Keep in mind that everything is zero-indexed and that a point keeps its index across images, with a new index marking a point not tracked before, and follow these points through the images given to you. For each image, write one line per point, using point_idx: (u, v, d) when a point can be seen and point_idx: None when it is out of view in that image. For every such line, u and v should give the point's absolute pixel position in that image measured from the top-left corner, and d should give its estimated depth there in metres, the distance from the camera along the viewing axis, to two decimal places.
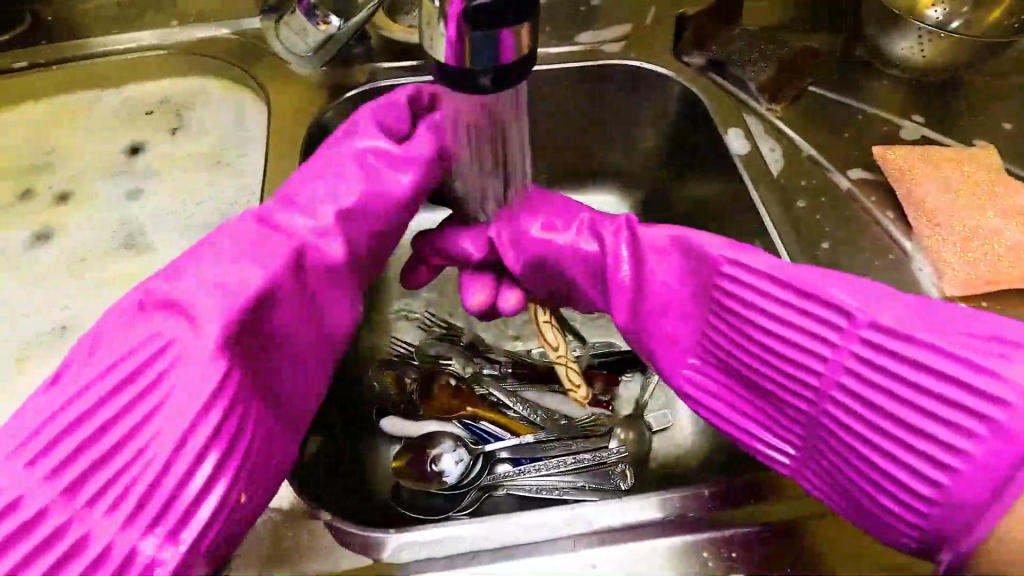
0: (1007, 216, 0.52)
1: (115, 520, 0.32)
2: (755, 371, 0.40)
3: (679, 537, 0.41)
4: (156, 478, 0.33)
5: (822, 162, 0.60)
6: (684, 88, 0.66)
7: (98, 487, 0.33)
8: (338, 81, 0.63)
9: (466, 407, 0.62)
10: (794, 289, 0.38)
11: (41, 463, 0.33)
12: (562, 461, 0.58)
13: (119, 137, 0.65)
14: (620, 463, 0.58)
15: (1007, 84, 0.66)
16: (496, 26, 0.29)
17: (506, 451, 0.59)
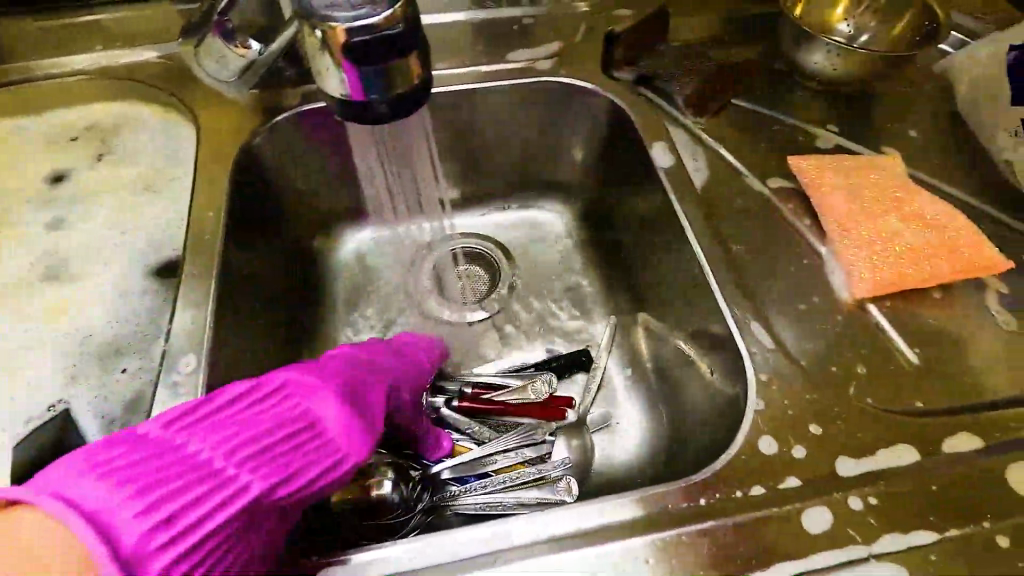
0: (910, 219, 0.56)
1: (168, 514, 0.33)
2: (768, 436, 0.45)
3: (637, 540, 0.41)
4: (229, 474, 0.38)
5: (744, 172, 0.63)
6: (614, 102, 0.68)
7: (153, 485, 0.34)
8: (269, 103, 0.63)
9: None
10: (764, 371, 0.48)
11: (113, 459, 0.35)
12: (504, 477, 0.58)
13: (42, 165, 0.63)
14: (563, 477, 0.58)
15: (914, 93, 0.70)
16: (380, 60, 0.30)
17: (450, 472, 0.59)
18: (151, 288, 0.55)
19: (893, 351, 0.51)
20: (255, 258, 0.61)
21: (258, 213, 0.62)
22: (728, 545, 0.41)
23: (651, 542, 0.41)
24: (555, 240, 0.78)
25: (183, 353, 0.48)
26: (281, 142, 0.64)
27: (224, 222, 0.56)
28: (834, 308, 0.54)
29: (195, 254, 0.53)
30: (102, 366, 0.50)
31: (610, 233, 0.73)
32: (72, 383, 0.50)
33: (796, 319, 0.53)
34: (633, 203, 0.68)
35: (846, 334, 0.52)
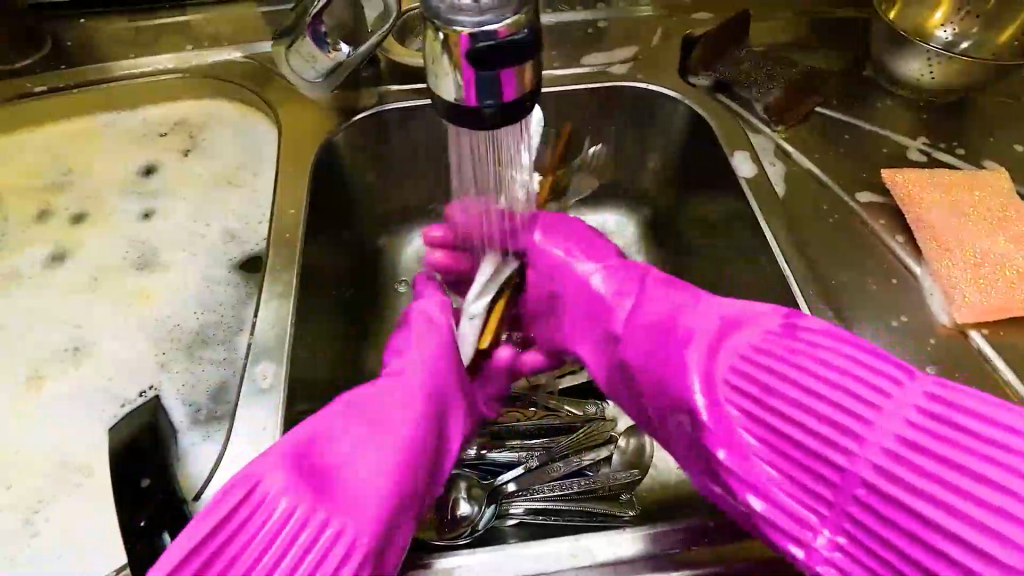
0: (1019, 240, 0.52)
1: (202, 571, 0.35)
2: (803, 426, 0.39)
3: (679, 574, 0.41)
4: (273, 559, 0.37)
5: (831, 185, 0.60)
6: (691, 108, 0.66)
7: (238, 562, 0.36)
8: (349, 103, 0.64)
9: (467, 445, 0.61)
10: (851, 380, 0.39)
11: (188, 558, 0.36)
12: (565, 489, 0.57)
13: (135, 158, 0.66)
14: (625, 493, 0.58)
15: (1017, 105, 0.65)
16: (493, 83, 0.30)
17: (513, 483, 0.58)
18: (233, 281, 0.56)
19: (998, 382, 0.47)
20: (329, 255, 0.61)
21: (330, 209, 0.63)
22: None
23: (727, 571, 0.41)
24: (619, 248, 0.76)
25: (261, 361, 0.48)
26: (357, 142, 0.65)
27: (304, 220, 0.57)
28: (930, 332, 0.50)
29: (276, 248, 0.54)
30: (187, 355, 0.52)
31: (679, 243, 0.71)
32: (162, 370, 0.51)
33: (891, 344, 0.50)
34: (707, 215, 0.66)
35: (946, 361, 0.49)
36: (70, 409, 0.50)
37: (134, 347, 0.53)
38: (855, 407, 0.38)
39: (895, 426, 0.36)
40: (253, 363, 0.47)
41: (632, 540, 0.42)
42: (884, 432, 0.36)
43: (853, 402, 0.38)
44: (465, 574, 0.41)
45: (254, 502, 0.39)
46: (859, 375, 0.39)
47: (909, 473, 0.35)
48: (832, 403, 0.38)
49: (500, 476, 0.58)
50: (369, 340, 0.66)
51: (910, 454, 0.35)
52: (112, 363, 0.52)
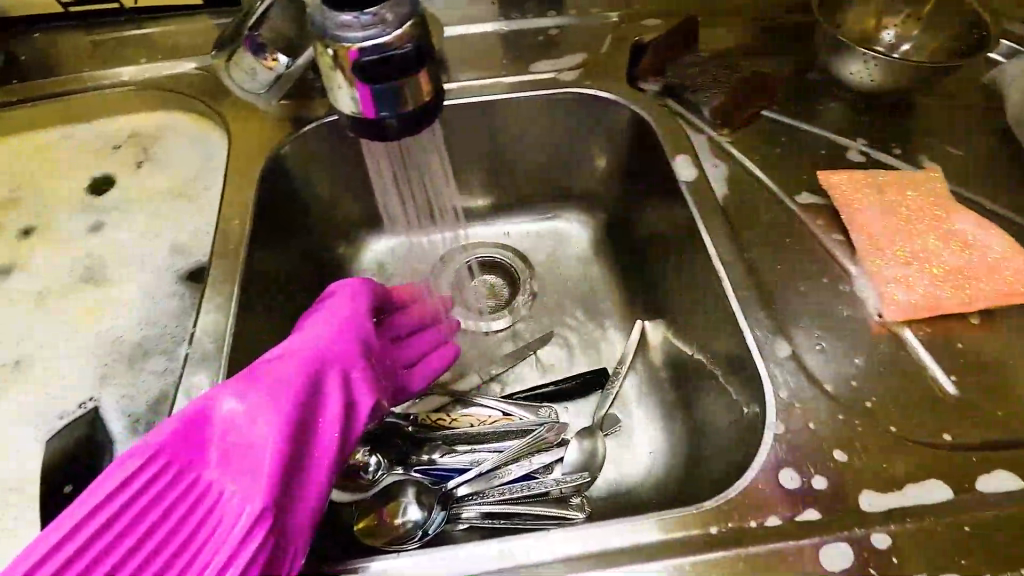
0: (949, 239, 0.53)
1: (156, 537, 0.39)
2: None
3: (668, 562, 0.39)
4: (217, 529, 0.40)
5: (772, 187, 0.61)
6: (638, 113, 0.67)
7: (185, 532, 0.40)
8: (297, 113, 0.65)
9: (421, 452, 0.61)
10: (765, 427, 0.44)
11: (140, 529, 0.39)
12: (515, 492, 0.58)
13: (87, 171, 0.66)
14: (575, 496, 0.59)
15: (957, 105, 0.67)
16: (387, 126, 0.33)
17: (464, 487, 0.58)
18: (179, 291, 0.57)
19: (926, 378, 0.48)
20: (279, 263, 0.62)
21: (281, 218, 0.64)
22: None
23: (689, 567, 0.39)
24: (576, 253, 0.77)
25: (197, 374, 0.48)
26: (307, 152, 0.65)
27: (250, 230, 0.57)
28: (863, 330, 0.51)
29: (219, 259, 0.54)
30: (130, 366, 0.52)
31: (632, 245, 0.72)
32: (104, 381, 0.52)
33: (824, 343, 0.51)
34: (656, 218, 0.67)
35: (877, 359, 0.49)
36: (9, 420, 0.50)
37: (78, 359, 0.53)
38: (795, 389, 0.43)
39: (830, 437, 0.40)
40: (191, 374, 0.48)
41: (652, 528, 0.40)
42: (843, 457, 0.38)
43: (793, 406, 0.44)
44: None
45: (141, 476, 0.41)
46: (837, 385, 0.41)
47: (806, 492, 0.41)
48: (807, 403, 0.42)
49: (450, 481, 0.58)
50: None
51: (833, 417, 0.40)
52: (56, 375, 0.52)
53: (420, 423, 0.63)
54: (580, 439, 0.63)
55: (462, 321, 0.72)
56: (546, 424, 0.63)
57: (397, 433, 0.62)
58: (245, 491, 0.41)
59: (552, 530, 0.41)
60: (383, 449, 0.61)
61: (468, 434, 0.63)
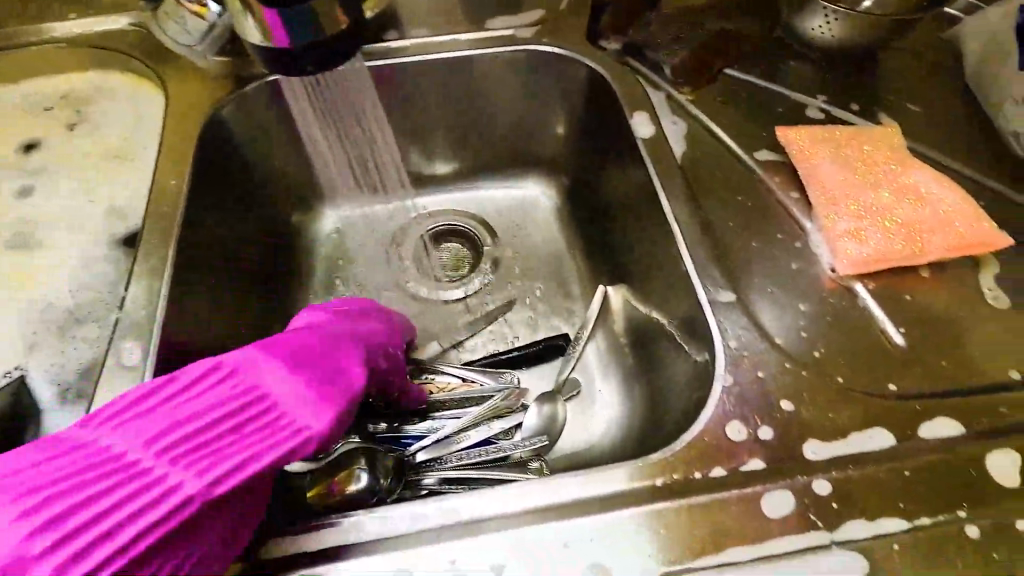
0: (903, 193, 0.52)
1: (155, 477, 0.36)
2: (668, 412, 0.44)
3: (637, 513, 0.39)
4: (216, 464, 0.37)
5: (731, 145, 0.60)
6: (598, 71, 0.65)
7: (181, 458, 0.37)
8: (239, 71, 0.61)
9: (376, 419, 0.60)
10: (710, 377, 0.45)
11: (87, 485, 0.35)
12: (472, 456, 0.58)
13: (15, 133, 0.62)
14: (534, 459, 0.59)
15: (918, 63, 0.66)
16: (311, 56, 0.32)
17: (422, 453, 0.57)
18: (114, 257, 0.54)
19: (877, 332, 0.48)
20: (224, 229, 0.59)
21: (225, 182, 0.61)
22: (683, 530, 0.38)
23: (651, 514, 0.39)
24: (539, 220, 0.76)
25: (127, 341, 0.46)
26: (251, 112, 0.62)
27: (188, 192, 0.54)
28: (817, 286, 0.51)
29: (154, 222, 0.51)
30: (59, 335, 0.50)
31: (595, 210, 0.71)
32: (31, 351, 0.49)
33: (777, 299, 0.50)
34: (616, 180, 0.66)
35: (829, 315, 0.49)
36: None
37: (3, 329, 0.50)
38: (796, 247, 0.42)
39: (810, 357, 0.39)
40: (120, 341, 0.46)
41: (623, 478, 0.40)
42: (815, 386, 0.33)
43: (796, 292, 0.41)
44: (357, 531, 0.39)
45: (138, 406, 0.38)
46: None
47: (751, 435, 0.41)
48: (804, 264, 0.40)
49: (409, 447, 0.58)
50: (274, 317, 0.64)
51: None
52: None
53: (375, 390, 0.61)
54: (540, 404, 0.62)
55: (422, 289, 0.71)
56: (506, 388, 0.62)
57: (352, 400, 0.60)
58: (240, 438, 0.38)
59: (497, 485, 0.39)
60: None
61: (426, 399, 0.62)
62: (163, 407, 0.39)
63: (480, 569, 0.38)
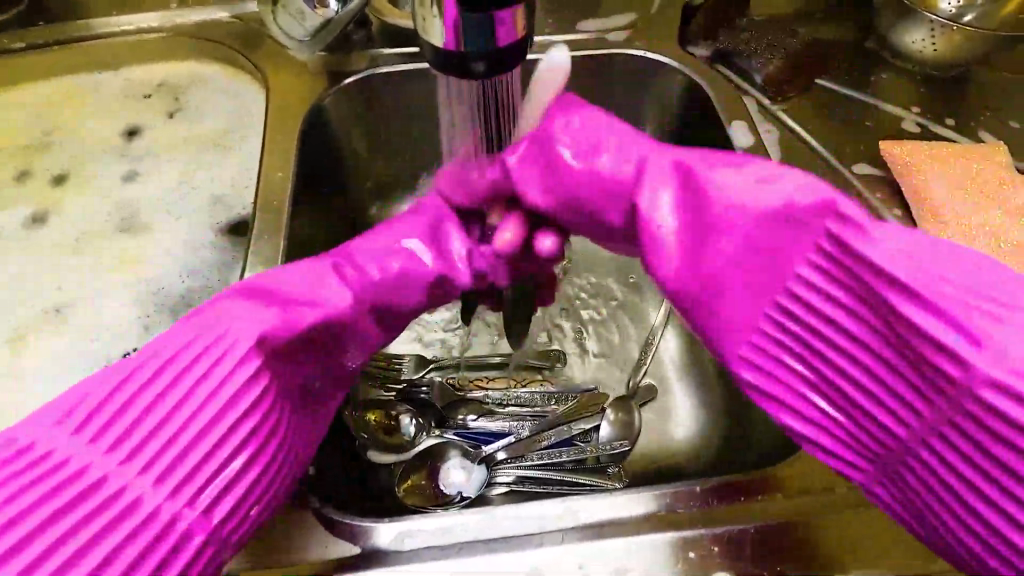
0: (1013, 215, 0.52)
1: (109, 453, 0.33)
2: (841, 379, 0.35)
3: (694, 530, 0.40)
4: (165, 441, 0.34)
5: (828, 157, 0.59)
6: (690, 77, 0.64)
7: (116, 436, 0.33)
8: (337, 66, 0.62)
9: (456, 415, 0.60)
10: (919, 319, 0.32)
11: (103, 438, 0.33)
12: (552, 457, 0.57)
13: (118, 119, 0.64)
14: (611, 465, 0.58)
15: (1017, 82, 0.65)
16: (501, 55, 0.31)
17: (502, 452, 0.57)
18: (220, 245, 0.55)
19: None
20: (319, 221, 0.60)
21: (320, 174, 0.62)
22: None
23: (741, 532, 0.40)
24: None
25: None
26: (346, 107, 0.63)
27: (292, 184, 0.55)
28: None
29: (263, 213, 0.53)
30: (172, 318, 0.51)
31: None
32: (145, 333, 0.51)
33: None
34: None
35: None
36: (51, 369, 0.49)
37: (117, 311, 0.52)
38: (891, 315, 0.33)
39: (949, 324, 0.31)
40: None
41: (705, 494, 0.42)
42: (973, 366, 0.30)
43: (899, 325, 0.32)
44: (463, 532, 0.41)
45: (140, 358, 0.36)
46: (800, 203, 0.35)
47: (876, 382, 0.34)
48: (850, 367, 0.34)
49: (488, 446, 0.58)
50: None
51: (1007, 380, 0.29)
52: (96, 326, 0.51)
53: (459, 385, 0.63)
54: (616, 411, 0.62)
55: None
56: (585, 393, 0.62)
57: (433, 396, 0.61)
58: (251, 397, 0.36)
59: (617, 494, 0.42)
60: (421, 411, 0.60)
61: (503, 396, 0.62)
62: (142, 381, 0.35)
63: (604, 572, 0.39)
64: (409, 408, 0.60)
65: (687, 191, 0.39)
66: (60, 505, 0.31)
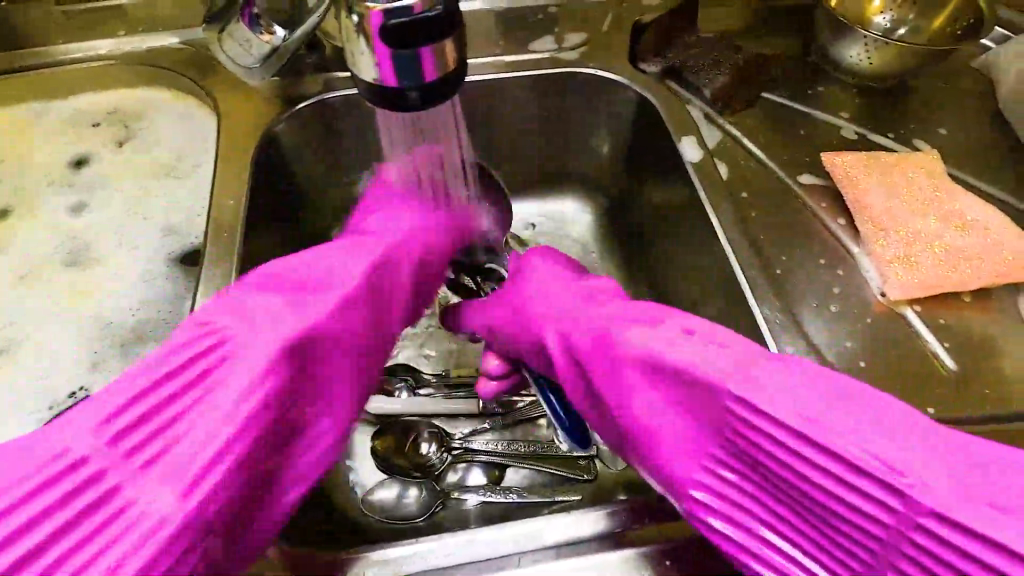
0: (948, 219, 0.55)
1: (150, 483, 0.34)
2: (824, 532, 0.35)
3: (653, 544, 0.42)
4: (200, 450, 0.35)
5: (775, 169, 0.62)
6: (641, 93, 0.66)
7: (140, 442, 0.36)
8: (292, 90, 0.62)
9: (423, 420, 0.59)
10: (829, 449, 0.34)
11: (125, 440, 0.35)
12: (517, 452, 0.57)
13: (65, 148, 0.63)
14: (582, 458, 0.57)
15: (952, 90, 0.68)
16: (435, 86, 0.31)
17: (467, 454, 0.57)
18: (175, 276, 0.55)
19: (930, 358, 0.50)
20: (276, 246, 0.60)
21: (278, 200, 0.62)
22: None
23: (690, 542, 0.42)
24: (577, 236, 0.74)
25: None
26: (301, 130, 0.63)
27: (245, 211, 0.55)
28: (865, 310, 0.53)
29: (214, 242, 0.52)
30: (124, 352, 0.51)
31: (632, 227, 0.71)
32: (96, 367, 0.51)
33: (826, 321, 0.52)
34: (658, 197, 0.66)
35: (877, 338, 0.51)
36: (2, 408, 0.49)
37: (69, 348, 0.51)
38: (883, 483, 0.32)
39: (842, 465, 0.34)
40: None
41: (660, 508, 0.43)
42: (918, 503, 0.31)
43: (871, 483, 0.32)
44: (423, 561, 0.41)
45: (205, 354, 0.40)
46: (687, 345, 0.40)
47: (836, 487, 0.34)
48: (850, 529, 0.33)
49: (456, 446, 0.57)
50: None
51: (928, 525, 0.31)
52: (48, 364, 0.51)
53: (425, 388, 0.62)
54: None
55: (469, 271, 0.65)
56: None
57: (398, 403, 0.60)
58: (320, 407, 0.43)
59: (577, 511, 0.42)
60: (387, 419, 0.60)
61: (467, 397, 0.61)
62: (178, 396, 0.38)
63: None
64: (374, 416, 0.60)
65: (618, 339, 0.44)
66: (81, 537, 0.32)
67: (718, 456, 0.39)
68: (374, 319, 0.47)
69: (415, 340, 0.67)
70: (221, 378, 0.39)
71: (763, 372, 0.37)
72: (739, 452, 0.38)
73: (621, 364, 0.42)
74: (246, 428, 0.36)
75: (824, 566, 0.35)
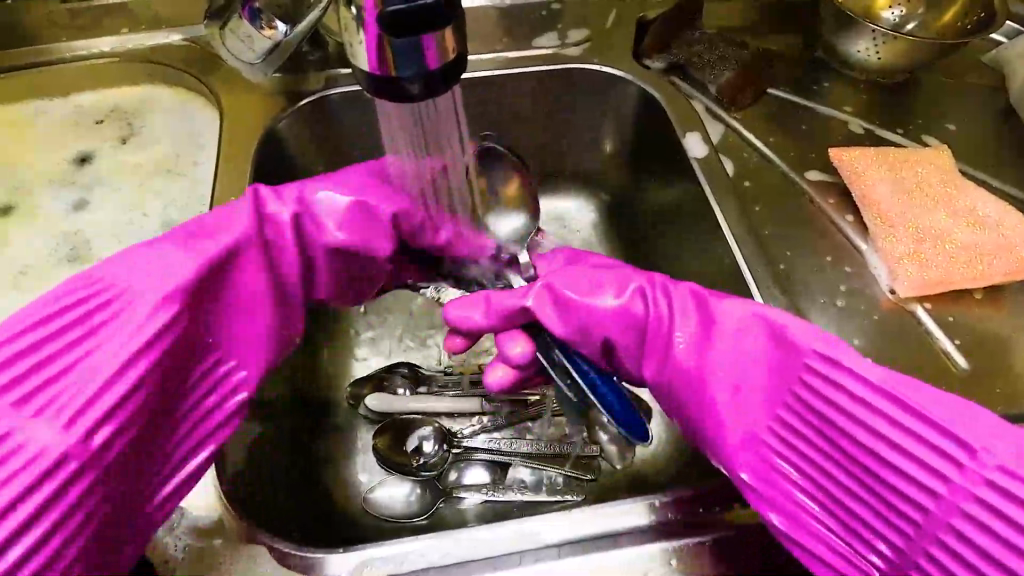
0: (959, 216, 0.54)
1: (37, 421, 0.36)
2: (856, 491, 0.39)
3: (655, 544, 0.41)
4: (86, 383, 0.37)
5: (782, 166, 0.61)
6: (645, 89, 0.65)
7: (29, 391, 0.37)
8: (294, 87, 0.62)
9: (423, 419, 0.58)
10: (893, 401, 0.38)
11: (10, 392, 0.37)
12: (519, 452, 0.56)
13: (67, 145, 0.63)
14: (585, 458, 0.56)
15: (962, 87, 0.67)
16: (433, 75, 0.30)
17: (468, 454, 0.56)
18: None
19: (940, 357, 0.49)
20: None
21: None
22: (740, 544, 0.41)
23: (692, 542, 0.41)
24: (580, 234, 0.74)
25: None
26: (303, 127, 0.62)
27: None
28: (874, 308, 0.52)
29: None
30: None
31: (635, 225, 0.70)
32: None
33: (834, 319, 0.51)
34: (663, 195, 0.65)
35: (886, 336, 0.50)
36: None
37: None
38: (946, 454, 0.37)
39: (888, 425, 0.38)
40: None
41: (664, 508, 0.42)
42: (969, 467, 0.36)
43: (934, 453, 0.37)
44: (423, 560, 0.40)
45: (91, 299, 0.40)
46: (794, 329, 0.42)
47: (881, 448, 0.38)
48: (873, 483, 0.38)
49: (458, 445, 0.57)
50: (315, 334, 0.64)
51: (992, 491, 0.35)
52: None
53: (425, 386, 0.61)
54: None
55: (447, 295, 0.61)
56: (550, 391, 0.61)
57: (398, 402, 0.59)
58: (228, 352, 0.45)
59: (578, 510, 0.42)
60: (386, 417, 0.59)
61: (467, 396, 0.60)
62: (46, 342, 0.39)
63: None
64: (375, 415, 0.60)
65: (700, 313, 0.46)
66: (1, 478, 0.34)
67: (772, 420, 0.43)
68: (272, 260, 0.47)
69: (416, 339, 0.67)
70: (107, 322, 0.40)
71: (824, 344, 0.41)
72: (797, 416, 0.42)
73: (688, 335, 0.45)
74: (142, 360, 0.38)
75: (846, 522, 0.40)
